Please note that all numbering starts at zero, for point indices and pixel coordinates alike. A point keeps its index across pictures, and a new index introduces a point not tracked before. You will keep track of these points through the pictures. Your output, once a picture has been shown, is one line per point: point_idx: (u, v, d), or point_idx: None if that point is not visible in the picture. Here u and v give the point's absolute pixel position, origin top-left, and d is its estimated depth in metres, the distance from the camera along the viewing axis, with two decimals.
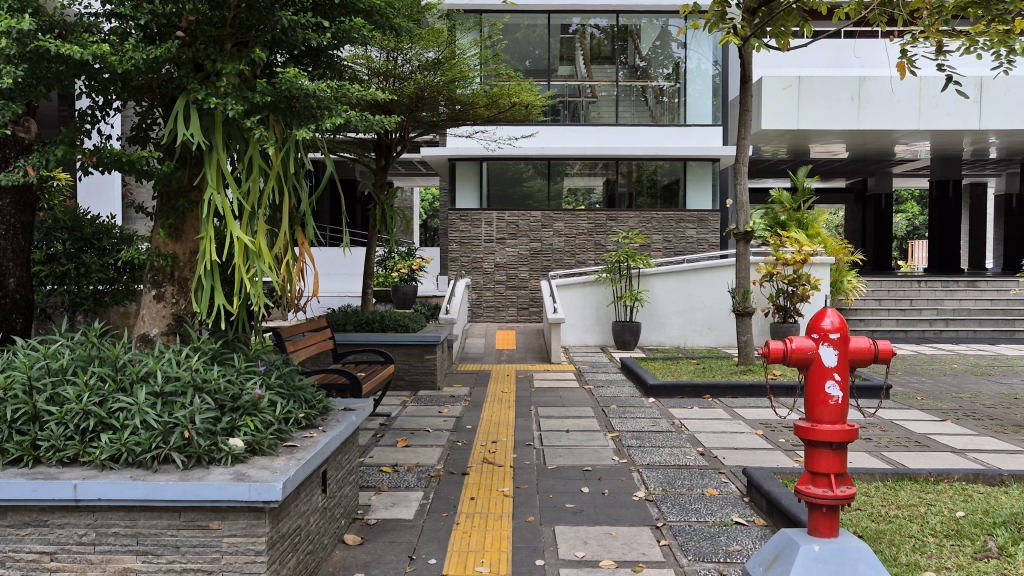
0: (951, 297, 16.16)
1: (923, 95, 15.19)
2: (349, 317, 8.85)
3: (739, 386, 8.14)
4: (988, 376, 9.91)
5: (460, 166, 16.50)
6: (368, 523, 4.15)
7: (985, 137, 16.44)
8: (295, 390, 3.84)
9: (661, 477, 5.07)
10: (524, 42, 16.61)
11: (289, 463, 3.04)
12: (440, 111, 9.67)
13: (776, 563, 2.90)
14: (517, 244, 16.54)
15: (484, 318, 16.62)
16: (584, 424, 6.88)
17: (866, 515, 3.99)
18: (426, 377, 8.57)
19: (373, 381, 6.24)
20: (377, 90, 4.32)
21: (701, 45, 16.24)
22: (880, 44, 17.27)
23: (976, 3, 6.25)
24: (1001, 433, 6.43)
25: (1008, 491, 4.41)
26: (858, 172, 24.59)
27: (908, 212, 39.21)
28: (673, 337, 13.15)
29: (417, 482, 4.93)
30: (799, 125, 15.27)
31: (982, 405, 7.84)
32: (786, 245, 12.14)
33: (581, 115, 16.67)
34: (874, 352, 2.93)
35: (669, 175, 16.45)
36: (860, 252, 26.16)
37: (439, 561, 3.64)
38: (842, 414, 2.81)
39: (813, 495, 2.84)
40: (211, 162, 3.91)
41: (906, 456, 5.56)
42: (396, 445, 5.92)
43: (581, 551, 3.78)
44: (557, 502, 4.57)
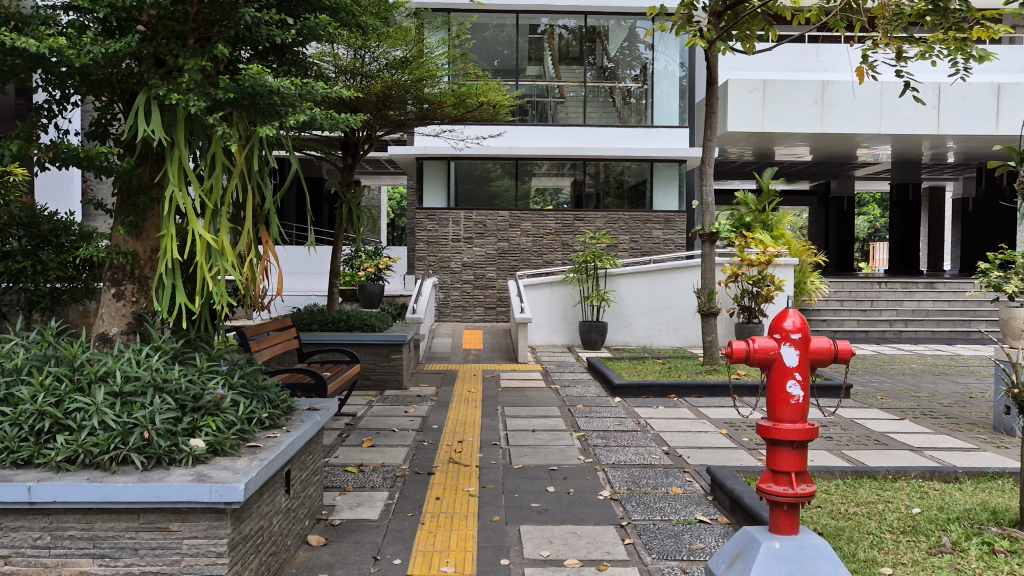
0: (910, 298, 16.48)
1: (884, 100, 15.57)
2: (315, 317, 8.78)
3: (703, 386, 8.22)
4: (944, 375, 10.13)
5: (428, 165, 16.47)
6: (332, 523, 4.12)
7: (944, 141, 16.79)
8: (259, 390, 3.79)
9: (626, 476, 5.10)
10: (493, 42, 16.58)
11: (251, 463, 3.00)
12: (408, 110, 9.62)
13: (738, 561, 2.95)
14: (484, 243, 16.53)
15: (451, 318, 16.59)
16: (550, 423, 6.89)
17: (826, 513, 4.05)
18: (392, 377, 8.53)
19: (339, 381, 6.19)
20: (344, 87, 4.28)
21: (668, 46, 16.39)
22: (842, 49, 17.58)
23: (934, 11, 6.42)
24: (956, 430, 6.58)
25: (962, 488, 4.51)
26: (821, 175, 24.94)
27: (869, 215, 40.07)
28: (639, 337, 13.24)
29: (382, 482, 4.91)
30: (764, 127, 15.41)
31: (938, 404, 8.01)
32: (750, 245, 12.26)
33: (549, 116, 16.70)
34: (834, 352, 2.98)
35: (636, 175, 16.58)
36: (823, 254, 26.61)
37: (404, 561, 3.63)
38: (803, 413, 2.85)
39: (774, 493, 2.89)
40: (173, 159, 3.86)
41: (865, 454, 5.67)
42: (361, 445, 5.88)
43: (545, 550, 3.79)
44: (522, 501, 4.58)
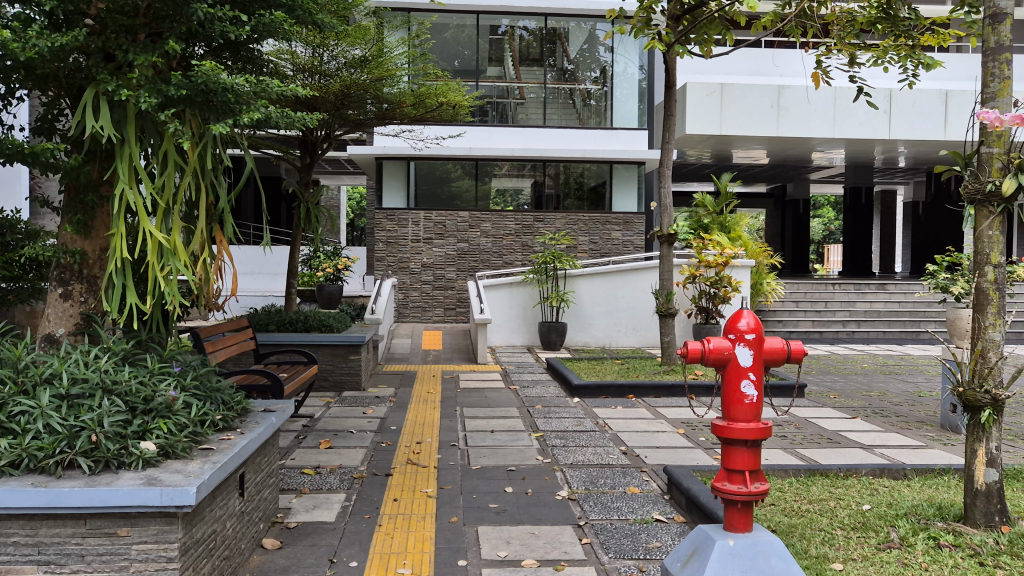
0: (863, 299, 16.81)
1: (838, 105, 15.89)
2: (272, 317, 8.68)
3: (661, 386, 8.30)
4: (895, 375, 10.35)
5: (387, 165, 16.38)
6: (288, 526, 4.07)
7: (895, 146, 17.16)
8: (212, 392, 3.73)
9: (584, 476, 5.13)
10: (453, 42, 16.56)
11: (204, 466, 2.95)
12: (367, 110, 9.54)
13: (693, 558, 3.00)
14: (444, 244, 16.48)
15: (410, 318, 16.52)
16: (509, 424, 6.89)
17: (779, 510, 4.11)
18: (350, 378, 8.46)
19: (296, 382, 6.12)
20: (299, 85, 4.23)
21: (628, 49, 16.52)
22: (797, 54, 17.86)
23: (884, 18, 6.59)
24: (906, 429, 6.73)
25: (911, 484, 4.61)
26: (777, 178, 25.34)
27: (823, 217, 40.92)
28: (598, 338, 13.32)
29: (339, 483, 4.87)
30: (722, 130, 15.61)
31: (889, 402, 8.17)
32: (708, 247, 12.42)
33: (509, 116, 16.70)
34: (787, 353, 3.04)
35: (595, 177, 16.68)
36: (779, 255, 27.03)
37: (360, 563, 3.61)
38: (757, 412, 2.90)
39: (728, 492, 2.93)
40: (122, 156, 3.78)
41: (818, 452, 5.76)
42: (319, 447, 5.83)
43: (503, 551, 3.78)
44: (480, 502, 4.57)
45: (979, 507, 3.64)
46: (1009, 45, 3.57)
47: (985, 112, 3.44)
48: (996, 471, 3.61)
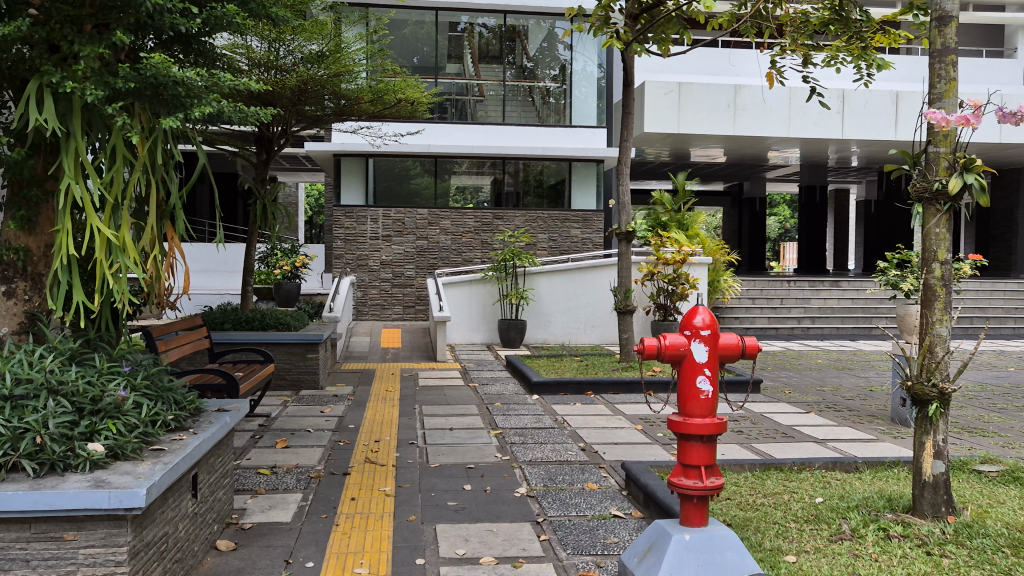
0: (817, 296, 17.12)
1: (792, 105, 16.15)
2: (227, 315, 8.55)
3: (619, 383, 8.36)
4: (848, 370, 10.56)
5: (346, 162, 16.27)
6: (243, 527, 4.01)
7: (848, 145, 17.49)
8: (164, 392, 3.65)
9: (542, 473, 5.14)
10: (412, 38, 16.49)
11: (155, 467, 2.89)
12: (325, 106, 9.44)
13: (650, 553, 3.06)
14: (403, 241, 16.39)
15: (369, 317, 16.40)
16: (468, 422, 6.88)
17: (735, 504, 4.16)
18: (308, 377, 8.37)
19: (252, 380, 6.03)
20: (252, 79, 4.17)
21: (586, 47, 16.63)
22: (753, 54, 18.11)
23: (836, 20, 6.76)
24: (858, 423, 6.87)
25: (861, 477, 4.71)
26: (733, 177, 25.68)
27: (779, 215, 41.64)
28: (557, 335, 13.37)
29: (296, 483, 4.82)
30: (679, 129, 15.75)
31: (841, 397, 8.33)
32: (666, 245, 12.54)
33: (468, 114, 16.64)
34: (742, 348, 3.08)
35: (555, 175, 16.73)
36: (736, 253, 27.40)
37: (317, 564, 3.58)
38: (712, 408, 2.95)
39: (684, 487, 2.99)
40: (68, 150, 3.69)
41: (772, 447, 5.85)
42: (275, 446, 5.76)
43: (461, 548, 3.78)
44: (439, 500, 4.56)
45: (927, 498, 3.73)
46: (954, 47, 3.66)
47: (931, 112, 3.54)
48: (942, 463, 3.70)
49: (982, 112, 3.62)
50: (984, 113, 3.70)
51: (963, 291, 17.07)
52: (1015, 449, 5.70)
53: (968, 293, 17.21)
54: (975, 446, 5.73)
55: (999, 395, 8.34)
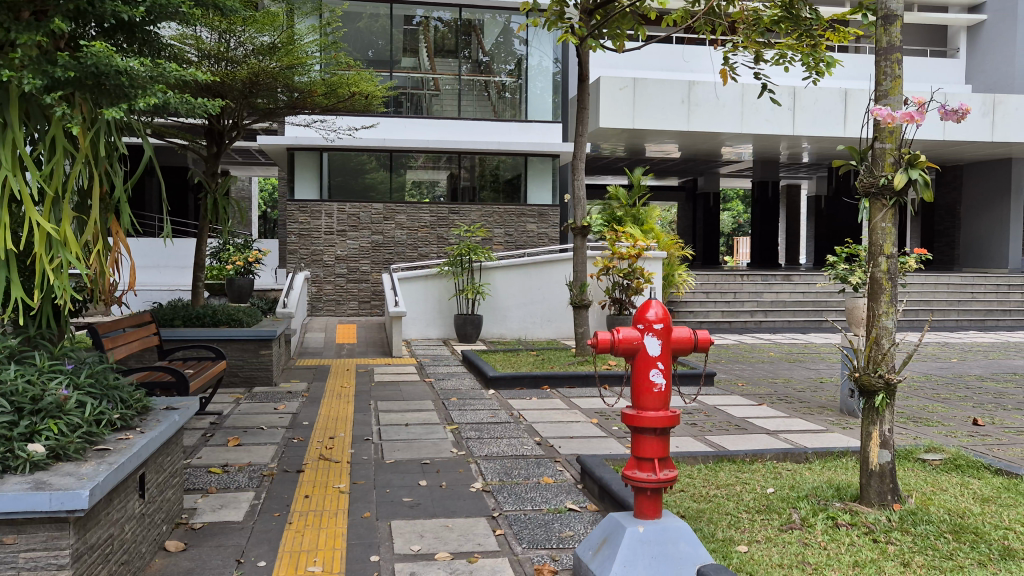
0: (769, 290, 17.39)
1: (745, 101, 16.35)
2: (177, 312, 8.42)
3: (574, 376, 8.39)
4: (799, 362, 10.75)
5: (300, 156, 16.06)
6: (193, 527, 3.93)
7: (799, 142, 17.78)
8: (109, 390, 3.55)
9: (497, 468, 5.14)
10: (366, 31, 16.35)
11: (99, 468, 2.82)
12: (278, 99, 9.29)
13: (604, 546, 3.12)
14: (358, 236, 16.24)
15: (324, 312, 16.23)
16: (423, 417, 6.84)
17: (688, 496, 4.21)
18: (261, 373, 8.23)
19: (202, 378, 5.93)
20: (199, 70, 4.09)
21: (542, 42, 16.58)
22: (706, 50, 18.32)
23: (787, 17, 6.89)
24: (808, 414, 7.01)
25: (811, 467, 4.80)
26: (688, 172, 25.97)
27: (732, 211, 42.25)
28: (513, 330, 13.37)
29: (248, 481, 4.75)
30: (634, 124, 15.86)
31: (792, 389, 8.48)
32: (621, 239, 12.63)
33: (424, 108, 16.53)
34: (694, 342, 3.10)
35: (511, 169, 16.73)
36: (690, 248, 27.71)
37: (269, 563, 3.53)
38: (665, 401, 2.98)
39: (638, 479, 3.03)
40: (6, 141, 3.57)
41: (725, 439, 5.92)
42: (227, 445, 5.65)
43: (416, 544, 3.76)
44: (393, 496, 4.53)
45: (873, 487, 3.81)
46: (900, 46, 3.73)
47: (877, 108, 3.61)
48: (888, 452, 3.78)
49: (926, 109, 3.69)
50: (928, 110, 3.78)
51: (909, 285, 17.50)
52: (957, 437, 5.87)
53: (914, 286, 17.65)
54: (921, 436, 5.87)
55: (942, 385, 8.58)
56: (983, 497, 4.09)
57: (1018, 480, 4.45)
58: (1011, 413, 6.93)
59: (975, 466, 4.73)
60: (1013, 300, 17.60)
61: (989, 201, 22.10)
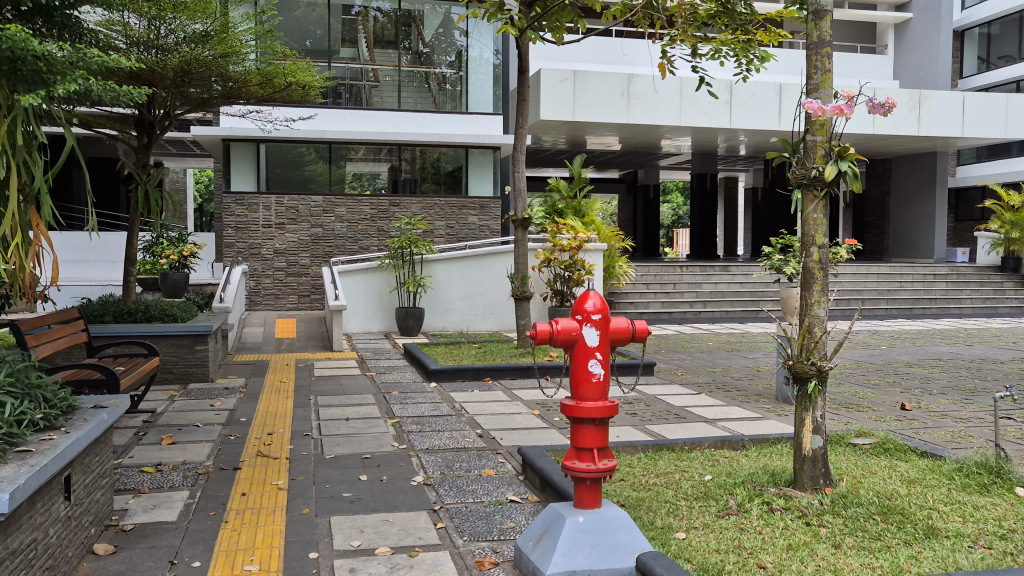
0: (707, 281, 17.68)
1: (683, 95, 16.57)
2: (108, 308, 8.19)
3: (516, 368, 8.40)
4: (736, 352, 10.97)
5: (235, 147, 15.72)
6: (124, 529, 3.81)
7: (735, 135, 18.11)
8: (31, 389, 3.42)
9: (439, 461, 5.11)
10: (304, 21, 16.06)
11: (19, 471, 2.71)
12: (212, 89, 9.08)
13: (545, 537, 3.14)
14: (296, 229, 15.99)
15: (263, 307, 15.93)
16: (364, 411, 6.78)
17: (628, 485, 4.25)
18: (197, 370, 8.04)
19: (134, 375, 5.76)
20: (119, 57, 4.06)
21: (482, 34, 16.50)
22: (644, 44, 18.56)
23: (722, 12, 7.03)
24: (745, 402, 7.15)
25: (748, 454, 4.90)
26: (629, 164, 26.23)
27: (672, 203, 42.89)
28: (456, 322, 13.33)
29: (183, 480, 4.63)
30: (575, 116, 15.92)
31: (730, 377, 8.66)
32: (562, 231, 12.68)
33: (364, 100, 16.36)
34: (633, 332, 3.12)
35: (452, 161, 16.64)
36: (630, 239, 28.03)
37: (204, 563, 3.45)
38: (603, 391, 3.00)
39: (577, 469, 3.05)
40: None
41: (665, 428, 6.00)
42: (161, 443, 5.50)
43: (356, 540, 3.71)
44: (333, 492, 4.47)
45: (807, 472, 3.90)
46: (830, 41, 3.81)
47: (809, 102, 3.66)
48: (820, 437, 3.87)
49: (855, 103, 3.76)
50: (856, 104, 3.85)
51: (841, 276, 18.00)
52: (886, 422, 6.06)
53: (846, 277, 18.16)
54: (852, 421, 6.05)
55: (872, 372, 8.86)
56: (909, 479, 4.23)
57: (942, 462, 4.61)
58: (937, 398, 7.18)
59: (902, 449, 4.88)
60: (938, 288, 18.23)
61: (917, 193, 22.82)
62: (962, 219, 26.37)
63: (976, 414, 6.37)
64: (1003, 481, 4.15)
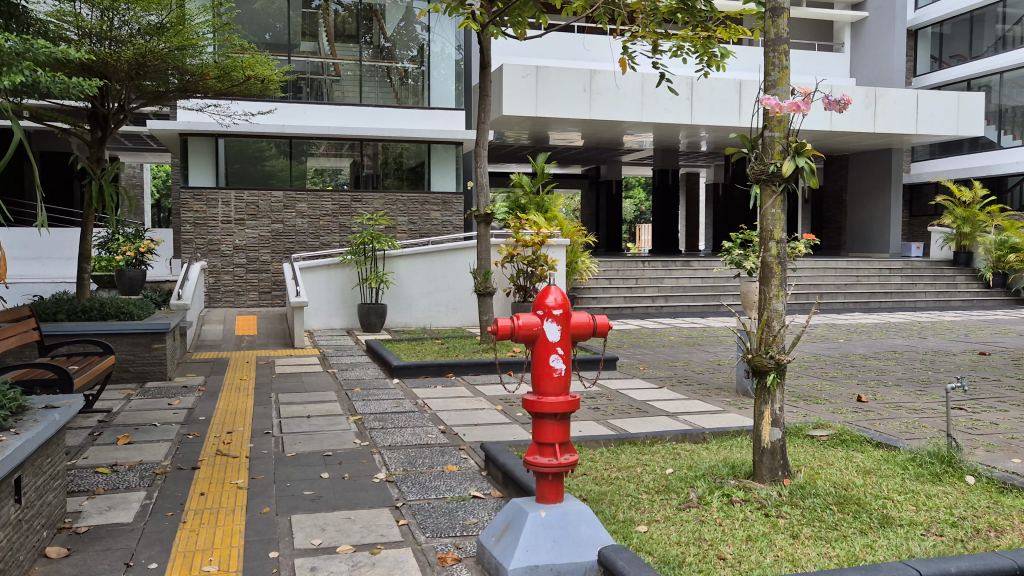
0: (669, 276, 17.84)
1: (644, 91, 16.67)
2: (61, 306, 8.02)
3: (479, 363, 8.40)
4: (697, 346, 11.09)
5: (192, 142, 15.45)
6: (77, 532, 3.73)
7: (696, 131, 18.25)
8: None
9: (402, 457, 5.09)
10: (262, 13, 15.82)
11: None
12: (168, 82, 8.91)
13: (507, 532, 3.15)
14: (257, 225, 15.78)
15: (222, 304, 15.72)
16: (326, 408, 6.72)
17: (590, 479, 4.27)
18: (154, 368, 7.89)
19: (88, 374, 5.64)
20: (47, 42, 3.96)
21: (444, 29, 16.34)
22: (605, 39, 18.65)
23: (682, 9, 7.08)
24: (707, 395, 7.23)
25: (709, 446, 4.95)
26: (592, 160, 26.33)
27: (634, 198, 43.19)
28: (419, 319, 13.28)
29: (139, 481, 4.54)
30: (537, 112, 15.93)
31: (691, 371, 8.74)
32: (525, 227, 12.69)
33: (325, 94, 16.20)
34: (594, 327, 3.13)
35: (414, 157, 16.55)
36: (593, 235, 28.16)
37: (161, 564, 3.39)
38: (565, 385, 3.01)
39: (540, 464, 3.05)
40: None
41: (627, 422, 6.03)
42: (116, 443, 5.40)
43: (317, 538, 3.68)
44: (294, 490, 4.43)
45: (766, 464, 3.95)
46: (786, 38, 3.85)
47: (766, 98, 3.70)
48: (779, 429, 3.93)
49: (812, 100, 3.82)
50: (812, 100, 3.90)
51: (800, 270, 18.28)
52: (843, 413, 6.17)
53: (804, 272, 18.44)
54: (810, 413, 6.15)
55: (830, 364, 9.00)
56: (865, 470, 4.31)
57: (897, 452, 4.70)
58: (891, 389, 7.34)
59: (858, 440, 4.97)
60: (893, 282, 18.61)
61: (873, 189, 23.23)
62: (916, 214, 26.93)
63: (929, 405, 6.52)
64: (954, 469, 4.25)
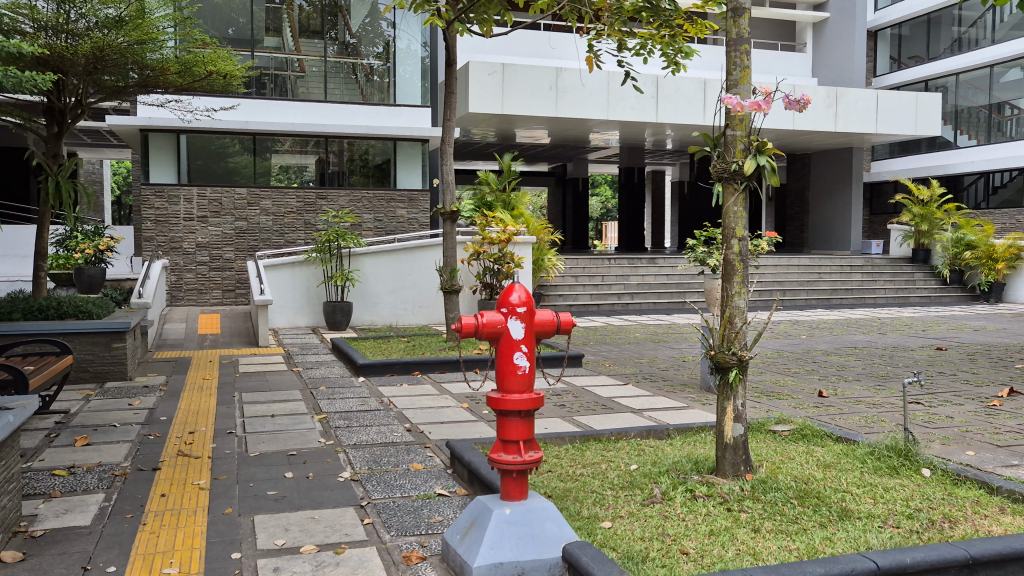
0: (635, 273, 17.97)
1: (610, 89, 16.74)
2: (17, 305, 7.88)
3: (445, 361, 8.39)
4: (662, 342, 11.19)
5: (154, 138, 15.14)
6: (32, 535, 3.66)
7: (661, 129, 18.39)
8: None
9: (366, 456, 5.06)
10: (225, 8, 15.60)
11: None
12: (127, 76, 8.76)
13: (471, 529, 3.16)
14: (220, 222, 15.59)
15: (184, 302, 15.54)
16: (290, 407, 6.66)
17: (555, 476, 4.28)
18: (114, 368, 7.75)
19: (45, 374, 5.53)
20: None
21: (409, 26, 16.25)
22: (571, 37, 18.71)
23: (647, 8, 7.13)
24: (671, 392, 7.29)
25: (673, 442, 4.99)
26: (558, 158, 26.39)
27: (600, 196, 43.42)
28: (385, 316, 13.22)
29: (97, 483, 4.47)
30: (504, 109, 15.93)
31: (656, 368, 8.80)
32: (491, 224, 12.69)
33: (289, 90, 16.02)
34: (557, 325, 3.14)
35: (380, 154, 16.47)
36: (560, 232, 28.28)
37: (119, 568, 3.34)
38: (529, 383, 3.01)
39: (503, 462, 3.06)
40: None
41: (592, 418, 6.07)
42: (74, 445, 5.30)
43: (280, 539, 3.64)
44: (257, 490, 4.38)
45: (728, 459, 3.99)
46: (748, 38, 3.88)
47: (728, 97, 3.74)
48: (740, 425, 3.96)
49: (772, 99, 3.86)
50: (773, 99, 3.94)
51: (763, 267, 18.53)
52: (804, 408, 6.28)
53: (767, 268, 18.70)
54: (772, 408, 6.24)
55: (791, 360, 9.13)
56: (825, 463, 4.38)
57: (855, 446, 4.79)
58: (851, 384, 7.47)
59: (819, 435, 5.04)
60: (854, 279, 18.93)
61: (835, 186, 23.57)
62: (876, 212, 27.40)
63: (888, 399, 6.66)
64: (911, 462, 4.33)
